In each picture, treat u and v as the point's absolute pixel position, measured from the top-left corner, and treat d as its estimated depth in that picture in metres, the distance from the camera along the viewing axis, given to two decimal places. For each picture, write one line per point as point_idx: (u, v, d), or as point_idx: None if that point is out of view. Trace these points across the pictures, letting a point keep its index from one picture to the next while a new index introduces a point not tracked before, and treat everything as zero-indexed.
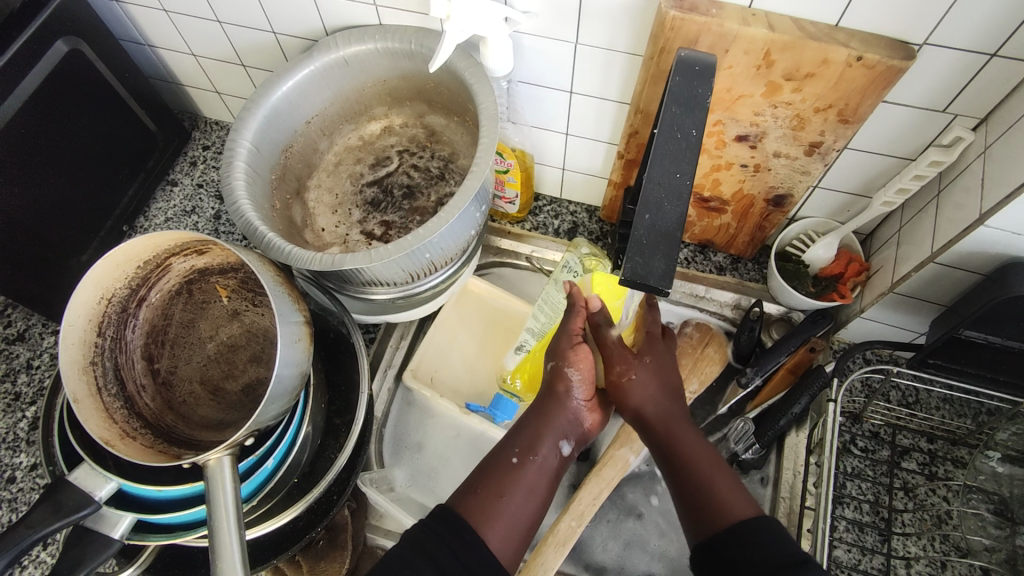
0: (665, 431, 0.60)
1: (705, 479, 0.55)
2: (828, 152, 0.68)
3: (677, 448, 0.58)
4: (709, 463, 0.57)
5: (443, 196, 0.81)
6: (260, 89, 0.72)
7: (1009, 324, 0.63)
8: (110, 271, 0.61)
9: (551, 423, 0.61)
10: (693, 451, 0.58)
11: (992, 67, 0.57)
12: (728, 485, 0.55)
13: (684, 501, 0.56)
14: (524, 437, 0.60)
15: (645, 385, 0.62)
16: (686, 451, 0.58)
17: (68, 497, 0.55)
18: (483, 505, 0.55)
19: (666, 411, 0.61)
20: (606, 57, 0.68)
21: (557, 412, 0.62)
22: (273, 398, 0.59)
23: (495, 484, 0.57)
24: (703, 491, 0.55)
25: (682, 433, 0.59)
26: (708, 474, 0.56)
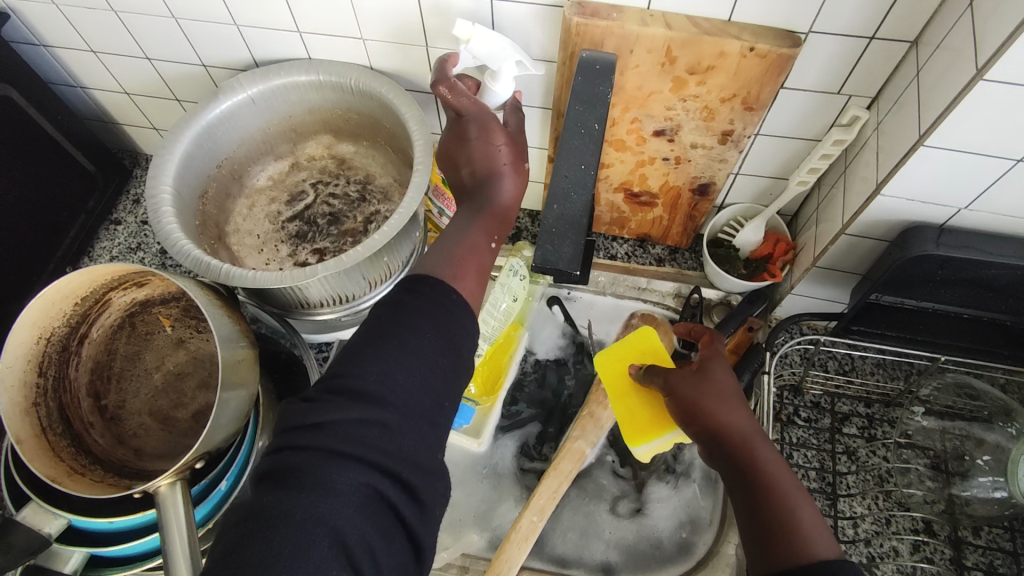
0: (746, 451, 0.52)
1: (786, 510, 0.49)
2: (740, 140, 0.72)
3: (756, 473, 0.51)
4: (794, 491, 0.50)
5: (369, 215, 0.84)
6: (169, 135, 0.73)
7: (917, 286, 0.68)
8: (46, 309, 0.61)
9: (485, 188, 0.56)
10: (774, 475, 0.51)
11: (872, 49, 0.62)
12: (812, 518, 0.48)
13: (756, 527, 0.50)
14: (473, 121, 0.59)
15: (722, 403, 0.55)
16: (761, 473, 0.51)
17: (19, 537, 0.55)
18: (452, 255, 0.52)
19: (748, 427, 0.54)
20: (526, 66, 0.72)
21: (484, 179, 0.57)
22: (220, 420, 0.60)
23: (470, 249, 0.53)
24: (783, 521, 0.48)
25: (766, 454, 0.52)
26: (789, 501, 0.49)
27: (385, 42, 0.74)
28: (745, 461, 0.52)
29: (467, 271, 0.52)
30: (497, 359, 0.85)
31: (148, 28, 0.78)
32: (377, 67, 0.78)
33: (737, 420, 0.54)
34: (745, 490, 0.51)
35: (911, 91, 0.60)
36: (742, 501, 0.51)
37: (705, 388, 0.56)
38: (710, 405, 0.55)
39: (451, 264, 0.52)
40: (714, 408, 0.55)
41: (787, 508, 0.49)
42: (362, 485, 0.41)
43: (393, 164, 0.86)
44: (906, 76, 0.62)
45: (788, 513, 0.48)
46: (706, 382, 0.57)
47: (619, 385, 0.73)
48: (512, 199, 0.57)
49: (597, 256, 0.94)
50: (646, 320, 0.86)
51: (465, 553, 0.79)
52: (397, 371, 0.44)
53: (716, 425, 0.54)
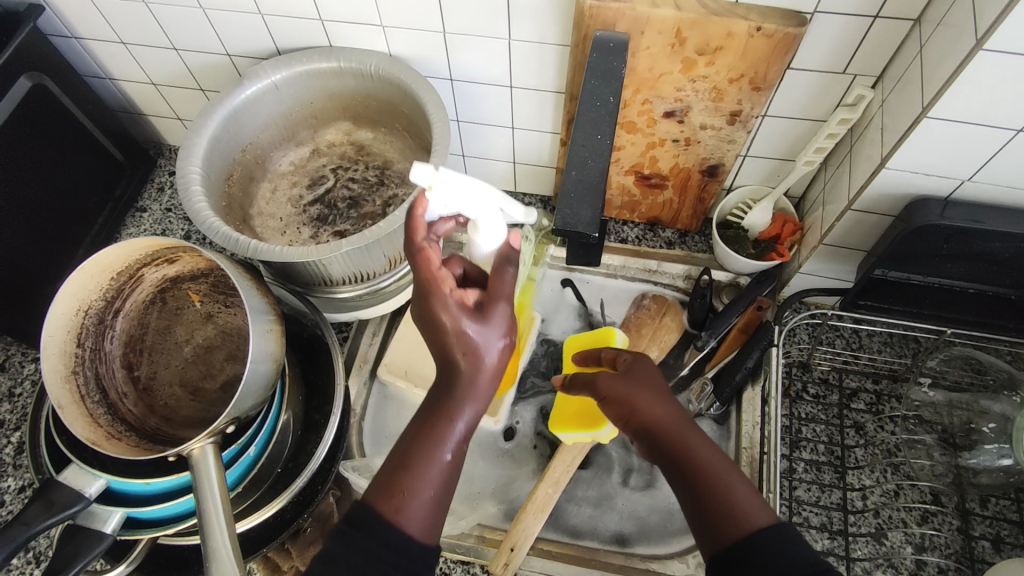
0: (677, 441, 0.50)
1: (722, 491, 0.48)
2: (748, 120, 0.75)
3: (689, 462, 0.49)
4: (725, 472, 0.49)
5: (387, 199, 0.87)
6: (196, 120, 0.75)
7: (923, 261, 0.70)
8: (86, 282, 0.64)
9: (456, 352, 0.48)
10: (705, 462, 0.49)
11: (876, 27, 0.64)
12: (746, 493, 0.47)
13: (693, 513, 0.48)
14: (436, 348, 0.49)
15: (648, 395, 0.52)
16: (691, 457, 0.49)
17: (60, 495, 0.58)
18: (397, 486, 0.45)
19: (675, 418, 0.51)
20: (540, 50, 0.74)
21: (461, 358, 0.48)
22: (249, 387, 0.63)
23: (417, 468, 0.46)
24: (721, 502, 0.47)
25: (695, 438, 0.50)
26: (724, 482, 0.48)
27: (403, 29, 0.77)
28: (678, 453, 0.50)
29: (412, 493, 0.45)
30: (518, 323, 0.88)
31: (176, 19, 0.81)
32: (396, 54, 0.81)
33: (665, 415, 0.51)
34: (682, 480, 0.49)
35: (914, 67, 0.62)
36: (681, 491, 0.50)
37: (625, 388, 0.53)
38: (635, 400, 0.52)
39: (401, 472, 0.46)
40: (639, 404, 0.52)
41: (719, 488, 0.48)
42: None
43: (410, 149, 0.89)
44: (910, 54, 0.64)
45: (720, 494, 0.47)
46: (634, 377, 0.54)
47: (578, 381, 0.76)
48: (490, 369, 0.49)
49: (608, 240, 0.96)
50: (658, 301, 0.90)
51: (481, 523, 0.81)
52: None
53: (644, 423, 0.52)
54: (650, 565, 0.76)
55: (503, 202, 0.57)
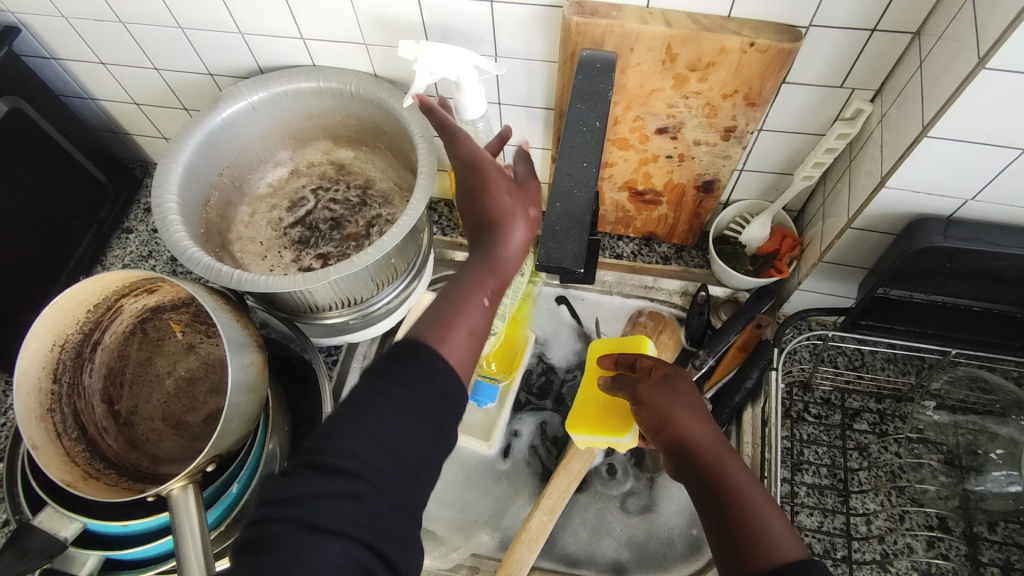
0: (709, 458, 0.48)
1: (751, 515, 0.44)
2: (744, 136, 0.72)
3: (720, 483, 0.46)
4: (758, 500, 0.45)
5: (370, 219, 0.85)
6: (172, 144, 0.73)
7: (926, 280, 0.68)
8: (59, 317, 0.62)
9: (505, 213, 0.49)
10: (735, 482, 0.46)
11: (874, 41, 0.62)
12: (778, 521, 0.43)
13: (715, 535, 0.45)
14: (470, 216, 0.51)
15: (683, 409, 0.51)
16: (721, 475, 0.47)
17: (34, 541, 0.56)
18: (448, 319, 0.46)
19: (710, 436, 0.49)
20: (527, 67, 0.72)
21: (506, 215, 0.49)
22: (229, 422, 0.61)
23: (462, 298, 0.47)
24: (747, 528, 0.43)
25: (731, 461, 0.48)
26: (755, 505, 0.44)
27: (387, 48, 0.74)
28: (708, 471, 0.47)
29: (456, 327, 0.46)
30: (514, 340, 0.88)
31: (155, 38, 0.79)
32: (381, 73, 0.79)
33: (699, 435, 0.50)
34: (707, 501, 0.46)
35: (915, 82, 0.60)
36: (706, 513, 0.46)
37: (664, 398, 0.53)
38: (671, 410, 0.52)
39: (437, 327, 0.46)
40: (674, 416, 0.51)
41: (746, 511, 0.44)
42: (344, 558, 0.39)
43: (393, 167, 0.87)
44: (909, 68, 0.61)
45: (746, 516, 0.44)
46: (674, 390, 0.53)
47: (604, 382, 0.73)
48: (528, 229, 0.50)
49: (602, 256, 0.92)
50: (655, 318, 0.88)
51: (475, 553, 0.79)
52: (388, 443, 0.42)
53: (675, 435, 0.50)
54: None
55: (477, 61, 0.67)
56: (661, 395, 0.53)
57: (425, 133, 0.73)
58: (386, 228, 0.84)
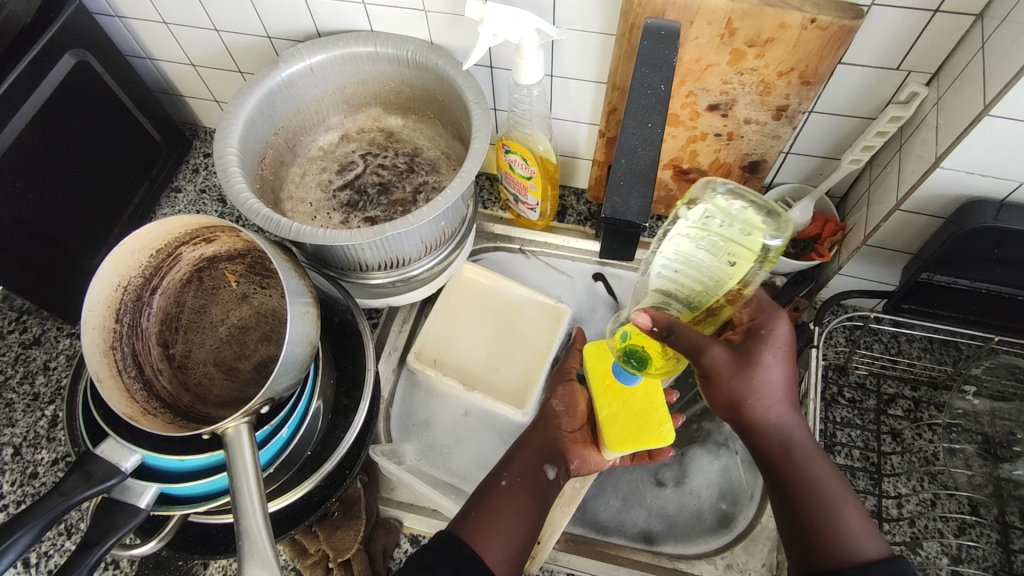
0: (781, 448, 0.56)
1: (829, 513, 0.54)
2: (795, 115, 0.73)
3: (797, 484, 0.55)
4: (831, 486, 0.55)
5: (418, 186, 0.87)
6: (234, 100, 0.75)
7: (971, 264, 0.68)
8: (125, 258, 0.65)
9: (547, 428, 0.70)
10: (808, 477, 0.55)
11: (936, 22, 0.62)
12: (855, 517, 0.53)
13: (788, 512, 0.55)
14: (529, 443, 0.68)
15: (760, 398, 0.55)
16: (794, 463, 0.56)
17: (97, 468, 0.58)
18: (480, 524, 0.59)
19: (781, 420, 0.56)
20: (584, 39, 0.73)
21: (548, 428, 0.70)
22: (284, 367, 0.62)
23: (493, 501, 0.61)
24: (829, 526, 0.53)
25: (798, 449, 0.56)
26: (831, 499, 0.54)
27: (448, 16, 0.76)
28: (781, 457, 0.56)
29: (489, 520, 0.59)
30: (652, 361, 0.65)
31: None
32: (437, 41, 0.81)
33: (774, 431, 0.56)
34: (786, 493, 0.56)
35: (976, 63, 0.60)
36: (780, 503, 0.56)
37: (735, 387, 0.55)
38: (746, 400, 0.55)
39: (474, 507, 0.61)
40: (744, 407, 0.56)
41: (815, 499, 0.54)
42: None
43: (442, 137, 0.89)
44: (969, 50, 0.62)
45: (816, 505, 0.54)
46: (751, 370, 0.55)
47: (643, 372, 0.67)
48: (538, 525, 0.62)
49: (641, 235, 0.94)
50: None
51: None
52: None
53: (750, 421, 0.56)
54: (677, 564, 0.75)
55: (539, 23, 0.68)
56: (740, 370, 0.55)
57: (478, 100, 0.75)
58: (433, 195, 0.86)
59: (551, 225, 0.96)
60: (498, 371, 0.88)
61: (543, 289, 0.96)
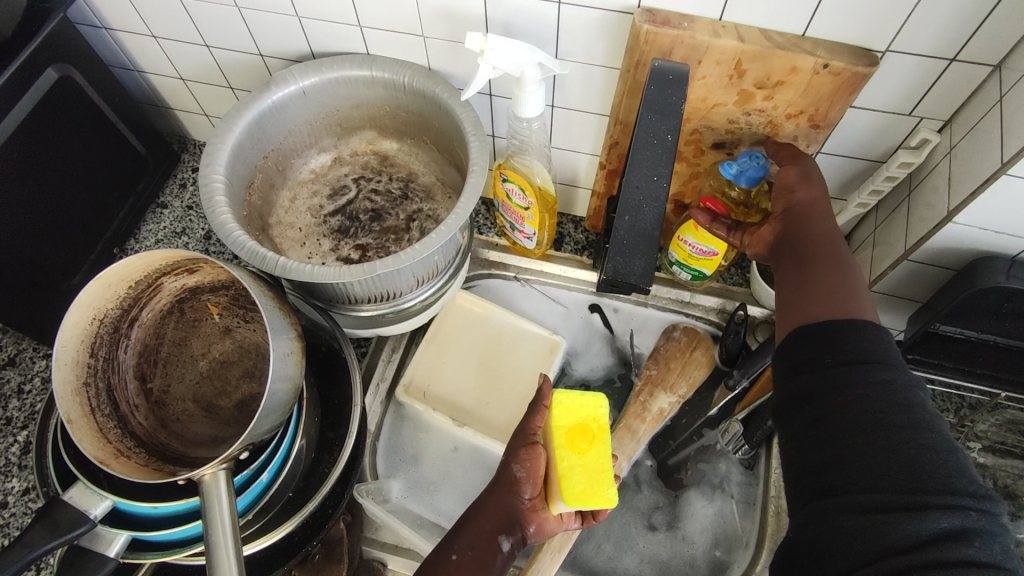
0: (816, 235, 0.63)
1: (831, 276, 0.59)
2: (802, 157, 0.71)
3: (820, 264, 0.60)
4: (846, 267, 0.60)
5: (411, 213, 0.84)
6: (222, 123, 0.72)
7: (979, 318, 0.66)
8: (101, 291, 0.62)
9: (504, 496, 0.62)
10: (836, 263, 0.60)
11: (952, 70, 0.60)
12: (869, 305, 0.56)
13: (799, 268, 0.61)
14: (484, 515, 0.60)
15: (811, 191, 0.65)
16: (818, 241, 0.62)
17: (64, 516, 0.55)
18: None
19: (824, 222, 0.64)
20: (587, 72, 0.70)
21: (504, 494, 0.62)
22: (267, 411, 0.60)
23: None
24: (833, 283, 0.58)
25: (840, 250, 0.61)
26: (834, 267, 0.60)
27: (448, 43, 0.73)
28: (815, 235, 0.63)
29: None
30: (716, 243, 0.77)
31: (210, 15, 0.78)
32: (435, 67, 0.78)
33: (821, 221, 0.63)
34: (806, 267, 0.61)
35: (993, 116, 0.58)
36: (793, 278, 0.61)
37: (797, 173, 0.66)
38: (802, 188, 0.65)
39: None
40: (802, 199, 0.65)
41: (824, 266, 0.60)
42: None
43: (437, 162, 0.86)
44: (986, 102, 0.60)
45: (825, 271, 0.60)
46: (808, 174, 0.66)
47: (598, 433, 0.62)
48: None
49: None
50: (689, 333, 0.89)
51: None
52: None
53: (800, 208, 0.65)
54: None
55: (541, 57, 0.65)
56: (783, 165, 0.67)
57: (477, 131, 0.72)
58: (427, 223, 0.83)
59: (547, 253, 0.93)
60: (489, 405, 0.86)
61: (538, 320, 0.94)
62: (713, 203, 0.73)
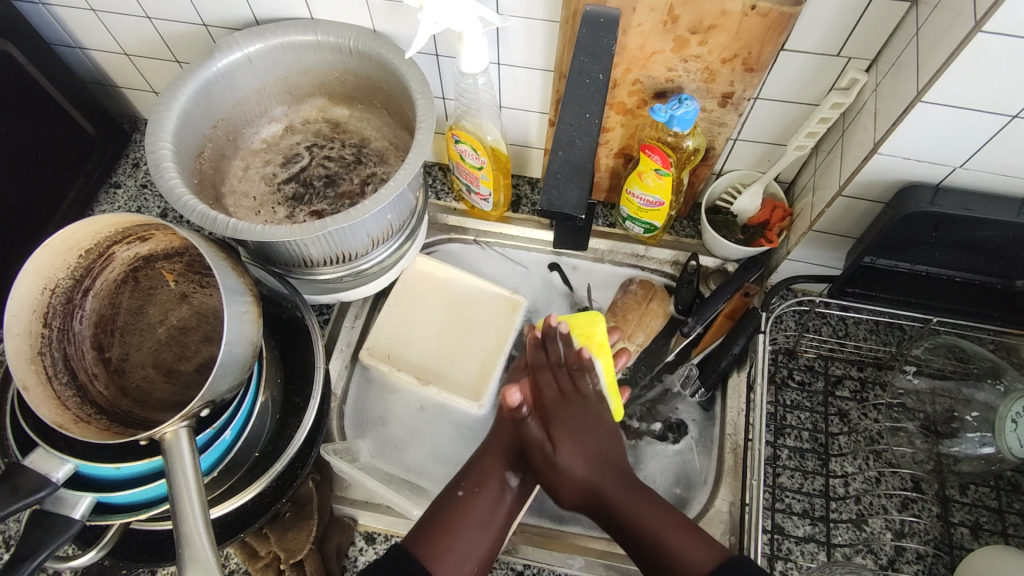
0: (601, 498, 0.61)
1: (658, 550, 0.56)
2: (740, 103, 0.73)
3: (628, 516, 0.59)
4: (644, 505, 0.59)
5: (365, 177, 0.85)
6: (166, 92, 0.72)
7: (911, 249, 0.70)
8: (51, 260, 0.62)
9: (508, 428, 0.66)
10: (641, 517, 0.59)
11: (873, 8, 0.63)
12: (682, 536, 0.57)
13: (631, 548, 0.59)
14: (483, 464, 0.64)
15: (571, 442, 0.63)
16: (625, 508, 0.59)
17: (26, 480, 0.55)
18: (436, 540, 0.57)
19: (587, 472, 0.62)
20: (528, 26, 0.72)
21: (507, 426, 0.66)
22: (224, 369, 0.60)
23: (449, 515, 0.59)
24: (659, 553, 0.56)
25: (649, 513, 0.59)
26: (657, 537, 0.57)
27: (390, 4, 0.74)
28: (592, 485, 0.62)
29: (444, 537, 0.57)
30: (664, 189, 0.79)
31: None
32: (379, 29, 0.79)
33: (616, 484, 0.61)
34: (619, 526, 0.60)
35: (911, 50, 0.61)
36: (625, 541, 0.59)
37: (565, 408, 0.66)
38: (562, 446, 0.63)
39: (434, 530, 0.58)
40: (566, 461, 0.62)
41: (637, 518, 0.59)
42: None
43: (389, 127, 0.86)
44: (905, 37, 0.62)
45: (638, 525, 0.58)
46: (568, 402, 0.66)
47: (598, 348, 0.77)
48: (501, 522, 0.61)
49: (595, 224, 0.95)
50: (645, 286, 0.89)
51: None
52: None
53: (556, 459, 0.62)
54: None
55: (481, 11, 0.66)
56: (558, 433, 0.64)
57: (424, 90, 0.73)
58: (381, 186, 0.84)
59: (505, 215, 0.95)
60: (454, 363, 0.88)
61: (499, 281, 0.95)
62: (654, 151, 0.75)
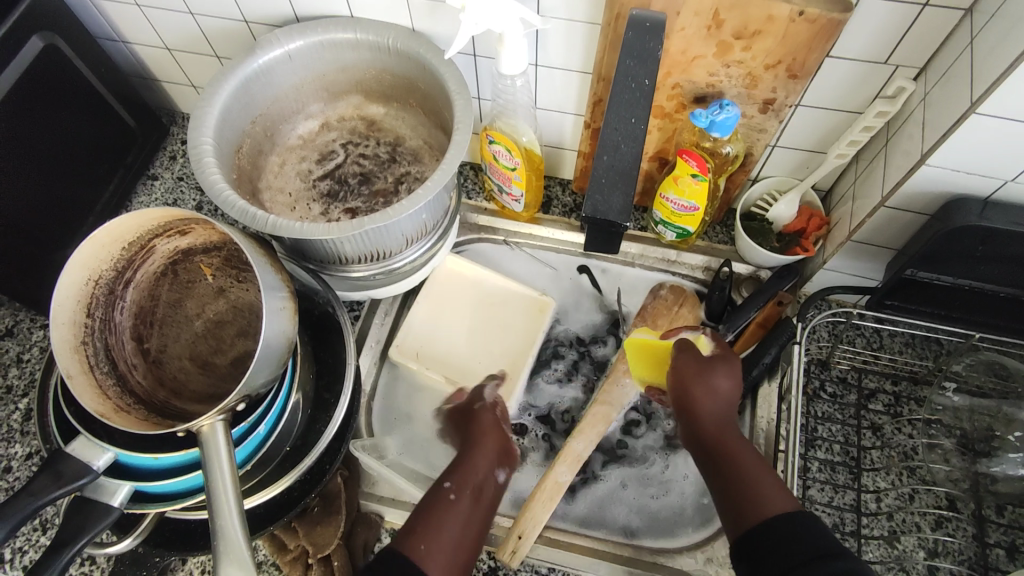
0: (719, 440, 0.62)
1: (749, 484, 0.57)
2: (782, 109, 0.72)
3: (734, 458, 0.60)
4: (757, 465, 0.59)
5: (400, 176, 0.86)
6: (208, 88, 0.73)
7: (954, 262, 0.69)
8: (97, 252, 0.63)
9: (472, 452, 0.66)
10: (740, 453, 0.60)
11: (925, 16, 0.61)
12: (769, 485, 0.56)
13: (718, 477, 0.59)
14: (462, 471, 0.63)
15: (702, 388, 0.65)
16: (731, 445, 0.61)
17: (68, 467, 0.56)
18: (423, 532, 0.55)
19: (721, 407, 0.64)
20: (569, 29, 0.71)
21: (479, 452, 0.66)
22: (262, 364, 0.61)
23: (440, 507, 0.57)
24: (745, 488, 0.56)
25: (734, 435, 0.62)
26: (752, 468, 0.58)
27: (430, 3, 0.74)
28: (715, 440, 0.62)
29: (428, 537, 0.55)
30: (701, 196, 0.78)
31: None
32: (418, 28, 0.79)
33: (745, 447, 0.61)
34: (724, 467, 0.59)
35: (964, 59, 0.59)
36: (715, 474, 0.60)
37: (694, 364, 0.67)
38: (696, 397, 0.65)
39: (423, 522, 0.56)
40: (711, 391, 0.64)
41: (742, 469, 0.58)
42: None
43: (424, 126, 0.87)
44: (957, 47, 0.61)
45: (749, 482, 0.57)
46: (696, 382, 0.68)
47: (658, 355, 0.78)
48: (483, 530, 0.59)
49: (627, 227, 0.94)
50: (675, 291, 0.88)
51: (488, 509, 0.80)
52: None
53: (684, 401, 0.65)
54: (657, 558, 0.77)
55: (523, 13, 0.66)
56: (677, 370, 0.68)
57: (462, 91, 0.73)
58: (415, 185, 0.85)
59: (535, 216, 0.95)
60: (480, 364, 0.88)
61: (527, 282, 0.95)
62: (691, 155, 0.75)
